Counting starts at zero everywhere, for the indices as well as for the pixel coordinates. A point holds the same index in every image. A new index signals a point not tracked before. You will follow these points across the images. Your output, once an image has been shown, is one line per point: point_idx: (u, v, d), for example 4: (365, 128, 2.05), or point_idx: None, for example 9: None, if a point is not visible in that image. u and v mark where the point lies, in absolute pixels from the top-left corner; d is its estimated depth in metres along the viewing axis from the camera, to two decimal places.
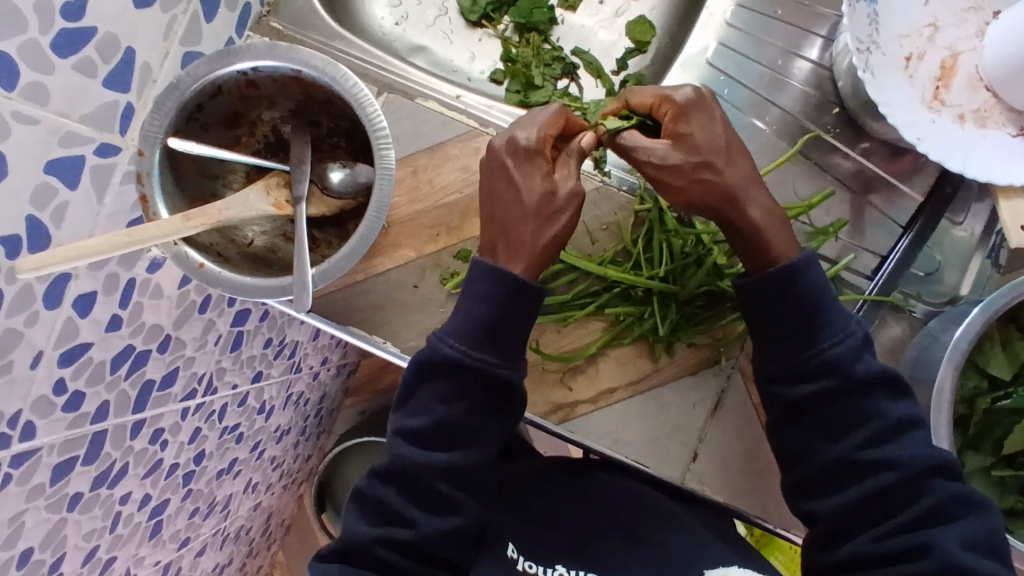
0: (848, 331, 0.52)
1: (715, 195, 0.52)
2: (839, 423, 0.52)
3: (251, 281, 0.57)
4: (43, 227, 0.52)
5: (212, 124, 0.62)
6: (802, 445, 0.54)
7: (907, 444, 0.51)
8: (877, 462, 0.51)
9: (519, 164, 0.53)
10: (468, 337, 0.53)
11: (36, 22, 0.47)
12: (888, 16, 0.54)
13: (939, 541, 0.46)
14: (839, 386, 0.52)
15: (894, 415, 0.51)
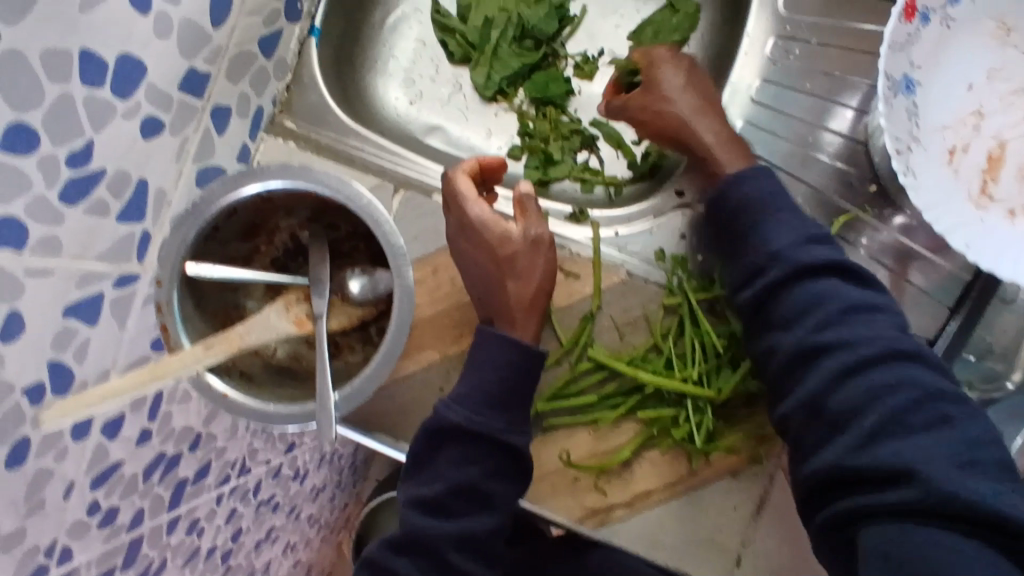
0: (793, 224, 0.54)
1: (697, 106, 0.60)
2: (791, 308, 0.52)
3: (275, 407, 0.56)
4: (66, 367, 0.53)
5: (230, 239, 0.61)
6: (762, 346, 0.53)
7: (871, 324, 0.49)
8: (837, 350, 0.49)
9: (468, 234, 0.57)
10: (477, 402, 0.54)
11: (42, 179, 0.45)
12: (927, 109, 0.50)
13: (923, 465, 0.43)
14: (791, 271, 0.52)
15: (850, 297, 0.50)
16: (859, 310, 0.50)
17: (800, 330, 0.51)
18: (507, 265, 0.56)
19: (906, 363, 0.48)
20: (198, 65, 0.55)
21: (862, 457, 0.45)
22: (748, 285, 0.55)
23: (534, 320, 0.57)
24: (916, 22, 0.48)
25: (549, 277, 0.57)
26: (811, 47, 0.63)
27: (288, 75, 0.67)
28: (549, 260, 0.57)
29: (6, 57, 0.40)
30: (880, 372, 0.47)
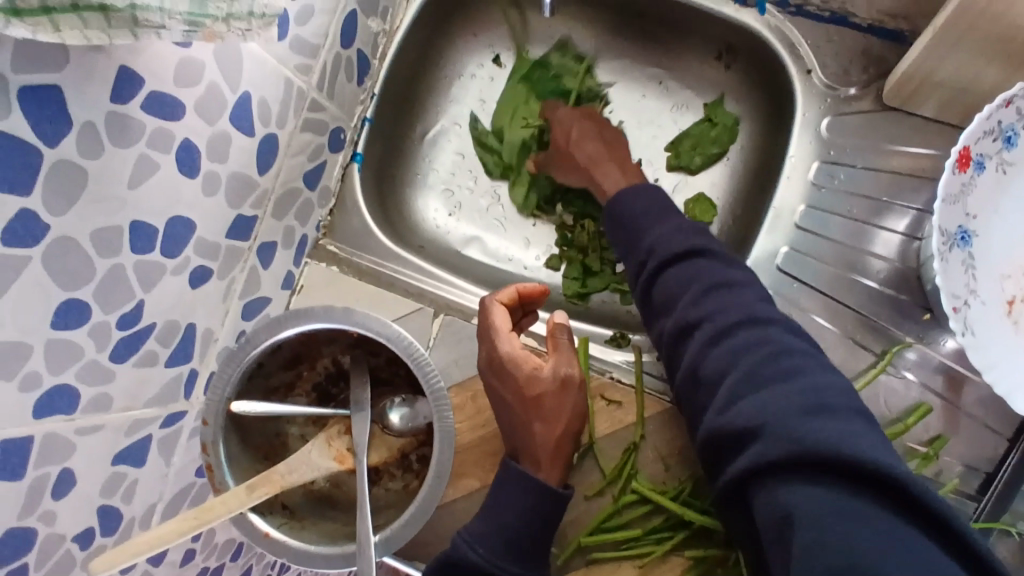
0: (672, 219, 0.58)
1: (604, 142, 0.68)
2: (673, 287, 0.54)
3: (316, 549, 0.56)
4: (115, 510, 0.54)
5: (273, 370, 0.62)
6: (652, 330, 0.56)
7: (737, 301, 0.51)
8: (702, 326, 0.51)
9: (498, 372, 0.56)
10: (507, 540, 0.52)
11: (92, 344, 0.47)
12: (985, 258, 0.49)
13: (773, 417, 0.41)
14: (658, 261, 0.56)
15: (720, 277, 0.53)
16: (725, 287, 0.52)
17: (674, 311, 0.53)
18: (539, 407, 0.55)
19: (765, 328, 0.48)
20: (245, 211, 0.57)
21: (729, 418, 0.44)
22: (636, 278, 0.58)
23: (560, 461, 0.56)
24: (969, 171, 0.48)
25: (577, 420, 0.56)
26: (856, 172, 0.61)
27: (332, 201, 0.69)
28: (577, 402, 0.56)
29: (58, 244, 0.42)
30: (749, 333, 0.48)
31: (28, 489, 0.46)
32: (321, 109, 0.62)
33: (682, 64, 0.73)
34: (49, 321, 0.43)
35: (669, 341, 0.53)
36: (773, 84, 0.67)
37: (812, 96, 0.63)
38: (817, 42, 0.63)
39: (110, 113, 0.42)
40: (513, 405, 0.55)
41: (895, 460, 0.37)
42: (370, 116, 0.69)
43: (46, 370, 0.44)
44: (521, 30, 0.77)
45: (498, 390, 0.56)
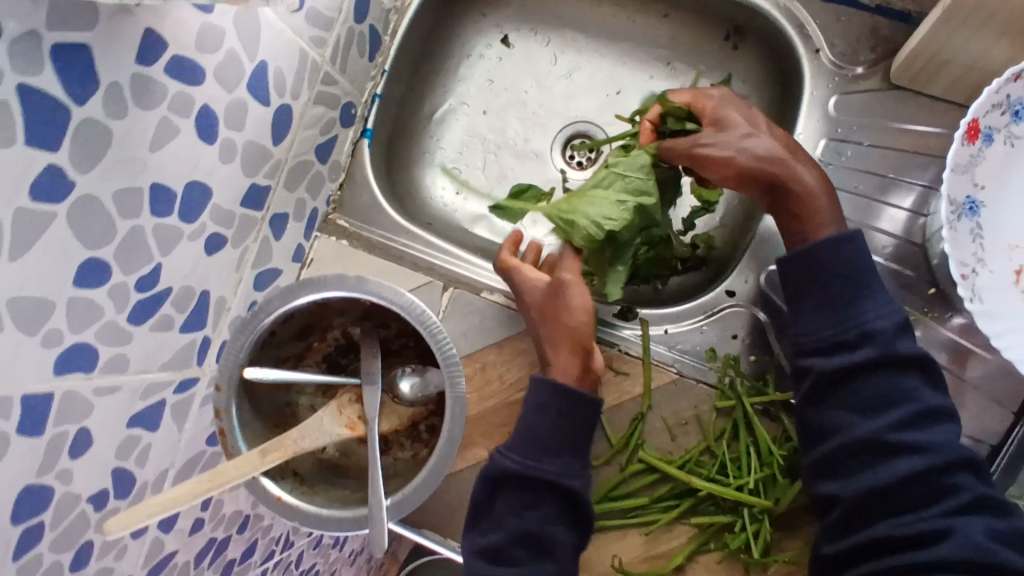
0: (885, 309, 0.54)
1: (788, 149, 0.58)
2: (869, 397, 0.53)
3: (328, 512, 0.57)
4: (128, 473, 0.55)
5: (285, 340, 0.62)
6: (829, 421, 0.54)
7: (941, 430, 0.51)
8: (913, 452, 0.50)
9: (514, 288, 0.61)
10: (525, 446, 0.55)
11: (112, 305, 0.48)
12: (995, 230, 0.48)
13: (962, 527, 0.47)
14: (878, 356, 0.52)
15: (929, 401, 0.52)
16: (938, 413, 0.52)
17: (882, 420, 0.52)
18: (544, 312, 0.58)
19: (965, 470, 0.50)
20: (259, 180, 0.58)
21: (906, 527, 0.48)
22: (825, 357, 0.54)
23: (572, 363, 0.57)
24: (977, 143, 0.48)
25: (582, 319, 0.57)
26: (862, 150, 0.62)
27: (342, 175, 0.69)
28: (583, 303, 0.57)
29: (82, 202, 0.42)
30: (953, 474, 0.49)
31: (46, 446, 0.46)
32: (334, 82, 0.63)
33: (688, 43, 0.74)
34: (72, 280, 0.44)
35: (858, 446, 0.52)
36: (778, 64, 0.68)
37: (820, 74, 0.63)
38: (824, 20, 0.63)
39: (134, 75, 0.43)
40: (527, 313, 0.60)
41: None
42: (380, 93, 0.70)
43: (68, 328, 0.45)
44: (528, 10, 0.78)
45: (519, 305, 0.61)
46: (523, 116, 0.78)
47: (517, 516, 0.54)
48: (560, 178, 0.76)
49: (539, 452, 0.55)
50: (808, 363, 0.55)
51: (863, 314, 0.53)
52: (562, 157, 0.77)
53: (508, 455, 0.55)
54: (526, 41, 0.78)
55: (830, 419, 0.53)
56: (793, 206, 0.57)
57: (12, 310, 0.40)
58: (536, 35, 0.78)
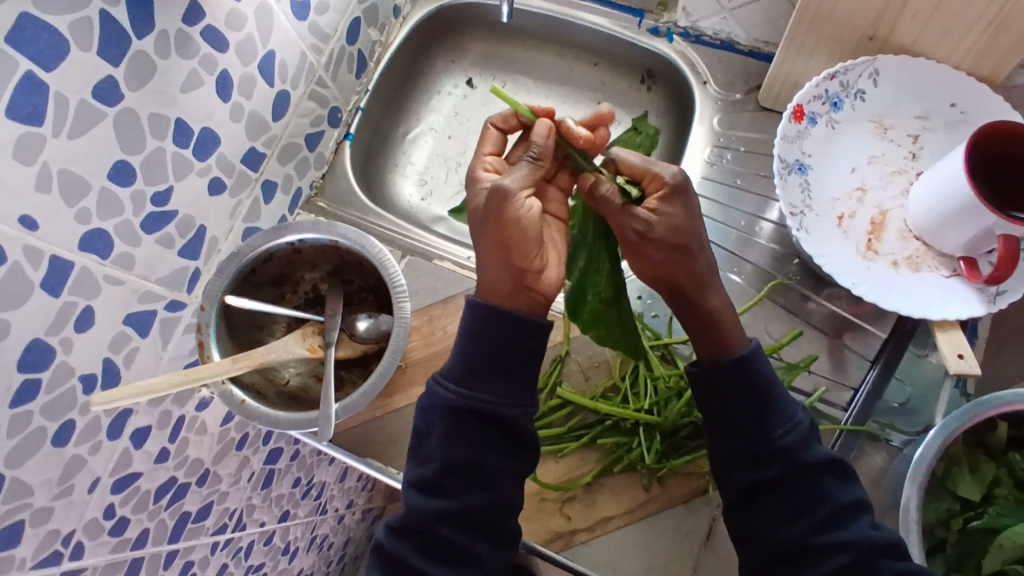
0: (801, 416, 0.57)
1: (685, 279, 0.59)
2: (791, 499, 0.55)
3: (285, 415, 0.66)
4: (116, 368, 0.64)
5: (262, 283, 0.74)
6: (757, 527, 0.56)
7: (859, 525, 0.53)
8: (837, 551, 0.52)
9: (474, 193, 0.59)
10: (462, 378, 0.55)
11: (130, 207, 0.60)
12: (821, 185, 0.65)
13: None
14: (792, 471, 0.55)
15: (842, 498, 0.55)
16: (855, 507, 0.54)
17: (804, 524, 0.54)
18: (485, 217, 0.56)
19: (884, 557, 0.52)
20: (257, 146, 0.72)
21: None
22: (749, 469, 0.56)
23: (509, 278, 0.55)
24: (805, 124, 0.65)
25: (522, 226, 0.54)
26: (740, 154, 0.79)
27: (324, 167, 0.84)
28: (531, 211, 0.55)
29: (125, 113, 0.57)
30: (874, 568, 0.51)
31: (59, 309, 0.56)
32: (326, 86, 0.79)
33: (613, 87, 0.92)
34: (106, 173, 0.57)
35: (781, 550, 0.54)
36: (683, 98, 0.86)
37: (707, 101, 0.81)
38: (710, 61, 0.82)
39: (179, 29, 0.59)
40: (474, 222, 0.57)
41: None
42: (363, 106, 0.87)
43: (96, 211, 0.57)
44: (489, 59, 0.97)
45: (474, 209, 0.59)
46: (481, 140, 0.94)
47: (449, 450, 0.55)
48: None
49: (471, 378, 0.55)
50: (731, 474, 0.57)
51: (774, 432, 0.56)
52: None
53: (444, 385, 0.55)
54: (487, 83, 0.97)
55: (756, 529, 0.56)
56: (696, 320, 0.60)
57: (61, 178, 0.53)
58: (495, 78, 0.97)
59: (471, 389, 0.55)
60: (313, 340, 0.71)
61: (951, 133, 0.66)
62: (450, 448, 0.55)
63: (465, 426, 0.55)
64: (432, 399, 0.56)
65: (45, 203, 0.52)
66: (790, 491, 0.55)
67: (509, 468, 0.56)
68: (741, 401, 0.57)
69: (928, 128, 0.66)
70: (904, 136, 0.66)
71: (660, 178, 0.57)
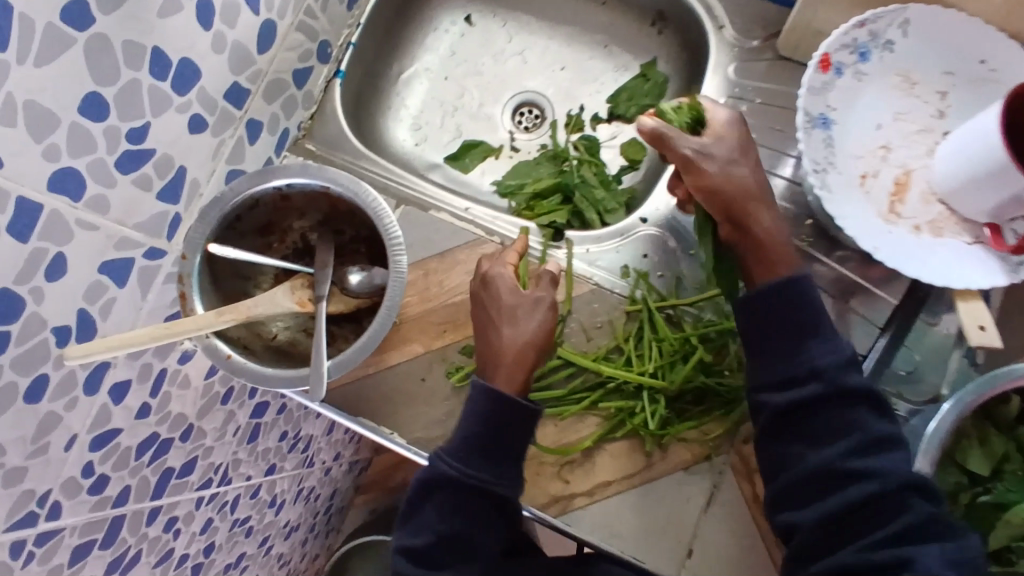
0: (833, 344, 0.57)
1: (744, 196, 0.60)
2: (821, 430, 0.55)
3: (273, 372, 0.62)
4: (92, 319, 0.59)
5: (248, 232, 0.70)
6: (788, 452, 0.56)
7: (893, 458, 0.53)
8: (864, 479, 0.52)
9: (489, 289, 0.63)
10: (464, 455, 0.60)
11: (104, 145, 0.55)
12: (843, 141, 0.62)
13: (921, 559, 0.47)
14: (828, 390, 0.55)
15: (880, 430, 0.54)
16: (887, 443, 0.54)
17: (832, 449, 0.55)
18: (503, 313, 0.62)
19: (914, 494, 0.51)
20: (241, 81, 0.66)
21: (867, 557, 0.49)
22: (780, 391, 0.57)
23: (517, 377, 0.61)
24: (830, 75, 0.61)
25: (541, 337, 0.62)
26: (756, 106, 0.75)
27: (314, 107, 0.78)
28: (547, 319, 0.63)
29: (97, 38, 0.51)
30: (887, 498, 0.51)
31: (28, 256, 0.51)
32: (315, 18, 0.73)
33: (622, 30, 0.87)
34: (77, 106, 0.51)
35: (806, 476, 0.55)
36: (695, 45, 0.81)
37: (723, 48, 0.76)
38: (728, 4, 0.77)
39: None
40: (494, 316, 0.62)
41: None
42: (354, 42, 0.80)
43: (66, 148, 0.51)
44: None
45: (487, 302, 0.63)
46: (479, 83, 0.89)
47: (445, 522, 0.59)
48: (508, 139, 0.88)
49: (472, 457, 0.59)
50: (762, 399, 0.58)
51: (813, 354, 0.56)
52: (511, 121, 0.88)
53: (447, 460, 0.59)
54: (487, 21, 0.90)
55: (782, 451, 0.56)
56: (757, 248, 0.60)
57: (27, 110, 0.48)
58: (495, 16, 0.90)
59: (472, 466, 0.59)
60: (296, 293, 0.67)
61: (975, 92, 0.62)
62: (443, 519, 0.59)
63: (463, 503, 0.59)
64: (433, 473, 0.60)
65: (9, 137, 0.47)
66: (820, 419, 0.56)
67: (493, 543, 0.60)
68: (787, 320, 0.58)
69: (956, 85, 0.62)
70: (931, 93, 0.62)
71: (716, 112, 0.64)
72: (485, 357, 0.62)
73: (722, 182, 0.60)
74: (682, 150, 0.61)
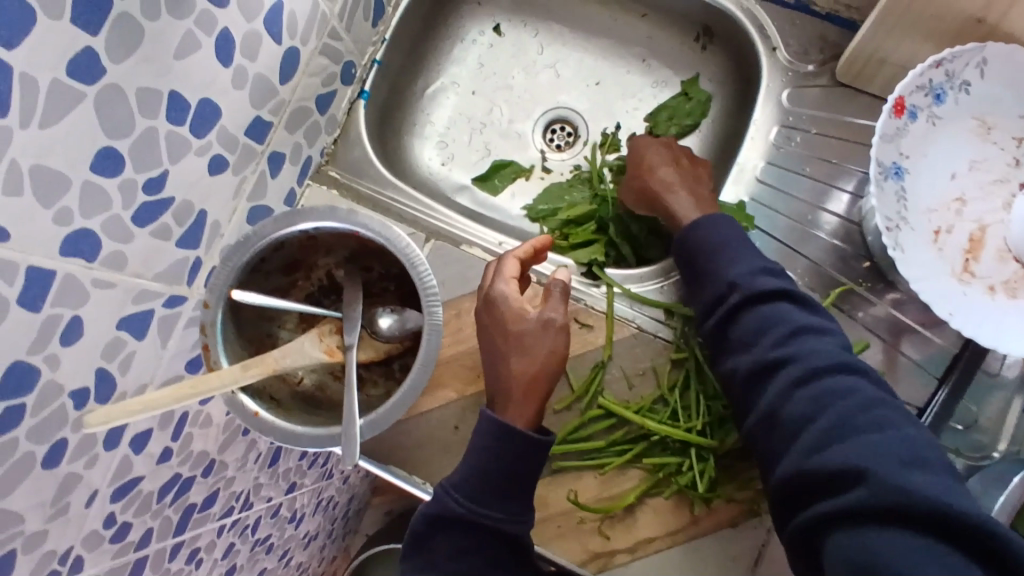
0: (750, 258, 0.57)
1: (650, 188, 0.68)
2: (750, 332, 0.54)
3: (304, 429, 0.60)
4: (110, 374, 0.55)
5: (272, 272, 0.66)
6: (728, 365, 0.55)
7: (820, 342, 0.50)
8: (787, 366, 0.50)
9: (490, 306, 0.58)
10: (474, 490, 0.54)
11: (120, 199, 0.51)
12: (916, 193, 0.60)
13: (877, 468, 0.41)
14: (746, 299, 0.55)
15: (798, 319, 0.52)
16: (808, 331, 0.51)
17: (761, 348, 0.52)
18: (508, 336, 0.56)
19: (845, 374, 0.48)
20: (263, 114, 0.62)
21: (814, 461, 0.45)
22: (712, 313, 0.57)
23: (528, 406, 0.55)
24: (904, 119, 0.59)
25: (552, 361, 0.56)
26: (811, 136, 0.70)
27: (337, 131, 0.74)
28: (557, 339, 0.56)
29: (109, 89, 0.46)
30: (828, 383, 0.48)
31: (41, 324, 0.47)
32: (339, 38, 0.68)
33: (662, 43, 0.82)
34: (89, 163, 0.47)
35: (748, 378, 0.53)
36: (744, 63, 0.76)
37: (777, 72, 0.72)
38: (782, 24, 0.72)
39: None
40: (499, 340, 0.57)
41: (985, 513, 0.39)
42: (379, 59, 0.75)
43: (78, 209, 0.47)
44: (520, 3, 0.85)
45: (491, 322, 0.58)
46: (509, 98, 0.84)
47: (454, 564, 0.53)
48: (539, 158, 0.83)
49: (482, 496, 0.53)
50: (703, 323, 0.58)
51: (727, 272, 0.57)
52: (543, 139, 0.83)
53: (454, 496, 0.54)
54: (517, 31, 0.85)
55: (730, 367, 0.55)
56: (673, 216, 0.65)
57: (34, 175, 0.43)
58: (525, 26, 0.85)
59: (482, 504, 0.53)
60: (323, 341, 0.63)
61: None
62: (456, 562, 0.53)
63: (470, 542, 0.53)
64: (439, 509, 0.54)
65: (16, 206, 0.43)
66: (744, 324, 0.55)
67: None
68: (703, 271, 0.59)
69: None
70: (1008, 139, 0.60)
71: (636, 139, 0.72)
72: (496, 387, 0.57)
73: (632, 183, 0.69)
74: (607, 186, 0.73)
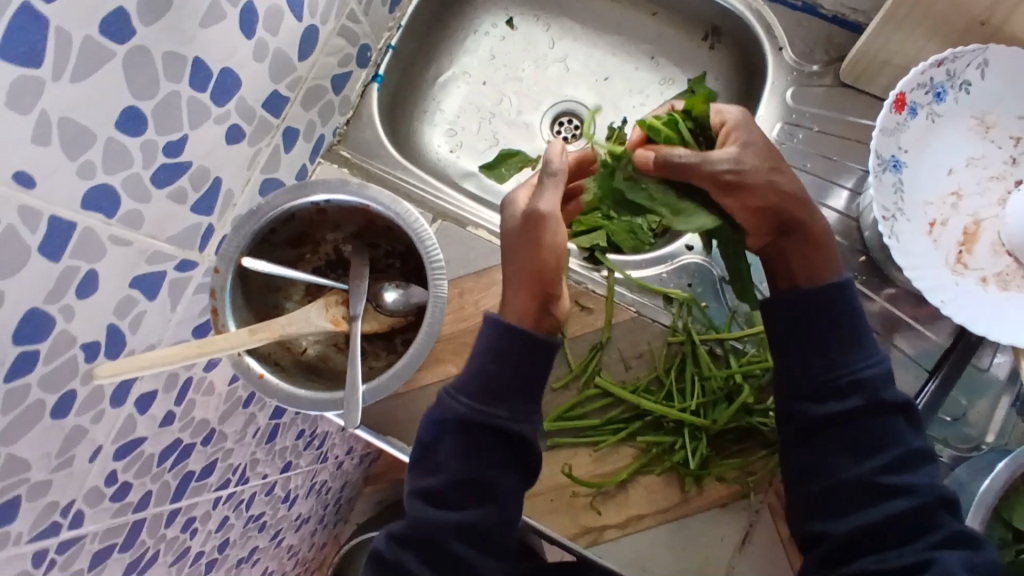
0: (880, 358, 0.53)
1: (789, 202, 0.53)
2: (860, 440, 0.52)
3: (305, 393, 0.61)
4: (121, 333, 0.56)
5: (281, 244, 0.68)
6: (821, 459, 0.52)
7: (926, 473, 0.51)
8: (897, 495, 0.50)
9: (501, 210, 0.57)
10: (478, 392, 0.53)
11: (140, 158, 0.52)
12: (914, 186, 0.62)
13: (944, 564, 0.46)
14: (867, 405, 0.52)
15: (915, 444, 0.51)
16: (920, 458, 0.51)
17: (869, 463, 0.51)
18: (508, 236, 0.54)
19: (941, 510, 0.49)
20: (281, 89, 0.64)
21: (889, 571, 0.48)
22: (822, 401, 0.53)
23: (526, 300, 0.53)
24: (905, 114, 0.61)
25: (545, 257, 0.52)
26: (813, 134, 0.72)
27: (350, 112, 0.76)
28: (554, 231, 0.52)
29: (137, 51, 0.48)
30: (916, 511, 0.49)
31: (60, 274, 0.48)
32: (357, 21, 0.70)
33: (670, 41, 0.84)
34: (113, 121, 0.49)
35: (844, 486, 0.51)
36: (750, 62, 0.78)
37: (781, 69, 0.74)
38: (787, 23, 0.75)
39: None
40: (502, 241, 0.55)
41: None
42: (394, 45, 0.78)
43: (101, 164, 0.49)
44: None
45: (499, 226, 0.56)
46: (519, 89, 0.86)
47: (464, 466, 0.52)
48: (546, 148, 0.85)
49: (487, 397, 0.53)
50: (799, 408, 0.54)
51: (854, 366, 0.52)
52: (550, 131, 0.85)
53: (458, 398, 0.53)
54: (530, 25, 0.88)
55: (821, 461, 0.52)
56: (807, 247, 0.55)
57: (61, 128, 0.45)
58: (538, 20, 0.88)
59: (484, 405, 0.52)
60: (329, 311, 0.65)
61: None
62: (462, 462, 0.52)
63: (480, 443, 0.52)
64: (447, 413, 0.53)
65: (44, 156, 0.44)
66: (859, 428, 0.52)
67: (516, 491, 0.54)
68: (816, 340, 0.54)
69: None
70: (1005, 138, 0.63)
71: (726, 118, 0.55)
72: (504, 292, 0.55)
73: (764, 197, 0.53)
74: (719, 175, 0.51)
